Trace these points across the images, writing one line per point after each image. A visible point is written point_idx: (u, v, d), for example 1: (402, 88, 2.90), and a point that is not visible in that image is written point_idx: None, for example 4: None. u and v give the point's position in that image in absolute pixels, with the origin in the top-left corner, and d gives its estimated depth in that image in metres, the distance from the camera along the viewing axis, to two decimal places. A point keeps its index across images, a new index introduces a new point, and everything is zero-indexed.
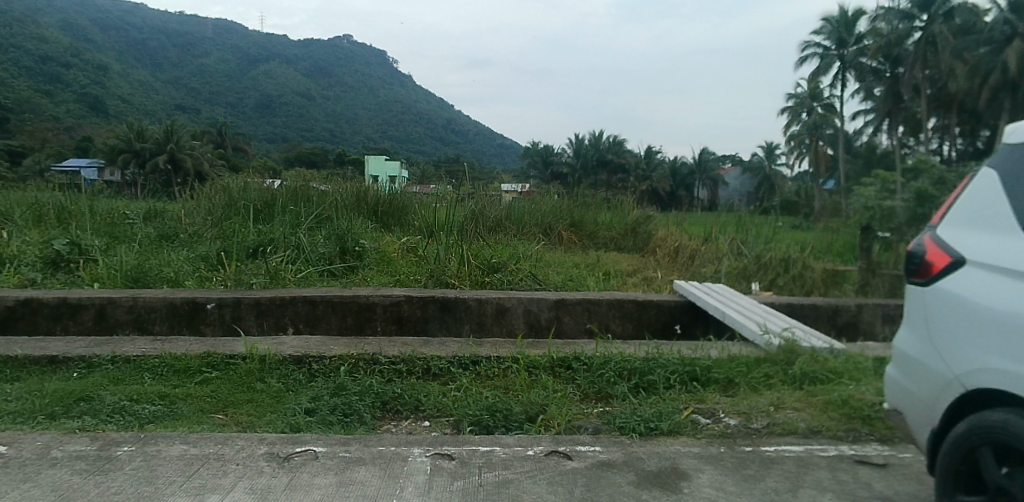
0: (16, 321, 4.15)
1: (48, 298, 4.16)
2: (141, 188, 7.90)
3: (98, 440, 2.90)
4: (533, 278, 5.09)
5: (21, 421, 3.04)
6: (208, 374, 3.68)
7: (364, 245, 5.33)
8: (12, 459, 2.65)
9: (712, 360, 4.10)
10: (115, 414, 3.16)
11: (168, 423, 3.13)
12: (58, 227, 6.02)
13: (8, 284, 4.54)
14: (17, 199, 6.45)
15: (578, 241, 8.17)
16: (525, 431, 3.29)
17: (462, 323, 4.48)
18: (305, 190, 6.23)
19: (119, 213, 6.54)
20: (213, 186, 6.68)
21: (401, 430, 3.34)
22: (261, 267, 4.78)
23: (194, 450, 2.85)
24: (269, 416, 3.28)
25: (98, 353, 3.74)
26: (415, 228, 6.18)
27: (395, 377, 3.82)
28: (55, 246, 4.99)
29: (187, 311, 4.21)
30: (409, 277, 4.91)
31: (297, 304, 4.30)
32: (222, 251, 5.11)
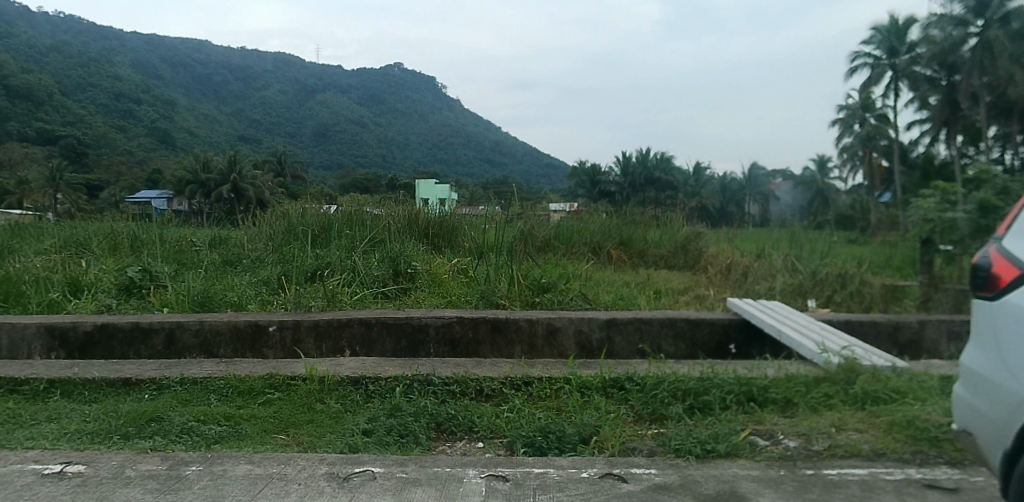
0: (94, 346, 4.30)
1: (121, 322, 4.31)
2: (212, 210, 8.28)
3: (169, 460, 3.02)
4: (583, 298, 5.00)
5: (99, 441, 3.19)
6: (271, 394, 3.75)
7: (416, 266, 5.37)
8: (90, 478, 2.78)
9: (769, 380, 4.01)
10: (183, 434, 3.28)
11: (234, 444, 3.24)
12: (130, 255, 6.32)
13: (87, 309, 4.77)
14: (95, 230, 6.83)
15: (628, 258, 8.11)
16: (579, 452, 3.27)
17: (516, 345, 4.44)
18: (360, 215, 6.37)
19: (187, 240, 6.82)
20: (272, 213, 6.89)
21: (456, 451, 3.39)
22: (319, 290, 4.89)
23: (258, 469, 2.95)
24: (328, 436, 3.36)
25: (168, 374, 3.85)
26: (465, 249, 6.21)
27: (449, 398, 3.81)
28: (129, 273, 5.22)
29: (250, 334, 4.30)
30: (460, 299, 4.94)
31: (354, 326, 4.33)
32: (282, 275, 5.25)
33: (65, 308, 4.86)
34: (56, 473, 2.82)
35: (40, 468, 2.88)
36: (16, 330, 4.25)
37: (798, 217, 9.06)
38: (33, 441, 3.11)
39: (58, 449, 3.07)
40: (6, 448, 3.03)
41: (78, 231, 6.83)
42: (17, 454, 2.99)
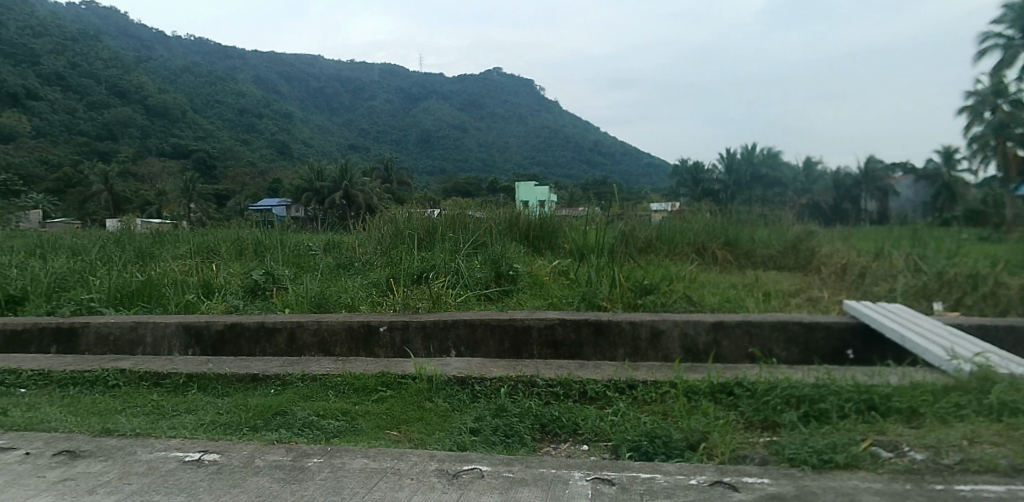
0: (225, 343, 4.42)
1: (248, 321, 4.41)
2: (327, 214, 8.69)
3: (293, 451, 3.21)
4: (687, 300, 4.69)
5: (232, 432, 3.40)
6: (383, 392, 3.85)
7: (518, 268, 5.36)
8: (223, 466, 2.99)
9: (892, 388, 3.74)
10: (305, 428, 3.45)
11: (350, 438, 3.38)
12: (254, 258, 6.73)
13: (218, 310, 5.00)
14: (223, 236, 7.40)
15: (733, 260, 7.84)
16: (687, 459, 3.17)
17: (622, 347, 4.24)
18: (463, 218, 6.48)
19: (305, 245, 7.16)
20: (380, 217, 7.03)
21: (561, 453, 3.38)
22: (425, 293, 4.95)
23: (373, 463, 3.08)
24: (438, 434, 3.44)
25: (291, 371, 4.00)
26: (565, 251, 6.37)
27: (553, 400, 3.80)
28: (254, 276, 5.55)
29: (364, 334, 4.33)
30: (561, 301, 4.67)
31: (459, 327, 4.29)
32: (390, 277, 5.35)
33: (199, 309, 5.11)
34: (195, 461, 3.05)
35: (181, 455, 3.12)
36: (159, 328, 4.43)
37: (918, 214, 7.81)
38: (176, 430, 3.36)
39: (196, 439, 3.29)
40: (155, 435, 3.29)
41: (210, 237, 7.47)
42: (162, 441, 3.25)
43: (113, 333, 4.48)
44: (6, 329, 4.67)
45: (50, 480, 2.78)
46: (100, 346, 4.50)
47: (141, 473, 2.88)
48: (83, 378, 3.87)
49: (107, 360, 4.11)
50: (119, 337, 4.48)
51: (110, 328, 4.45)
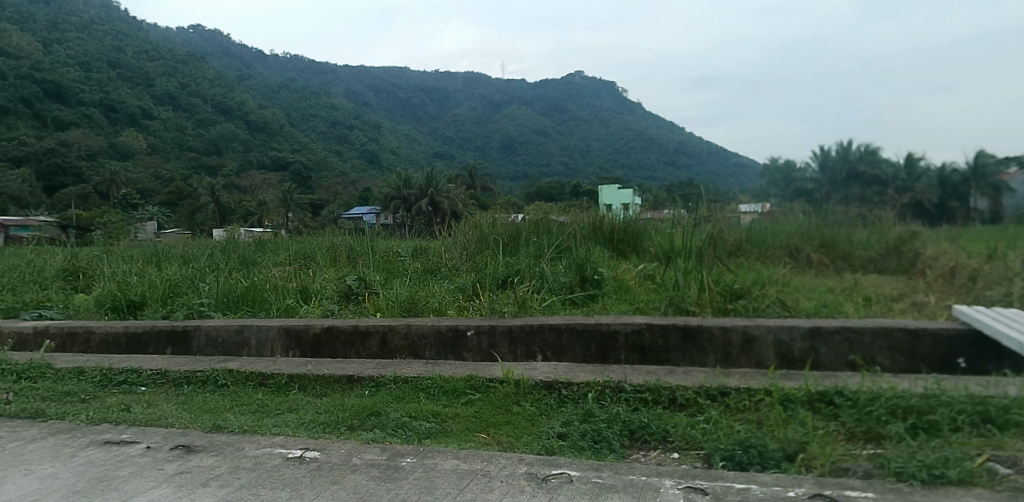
0: (322, 346, 4.46)
1: (343, 325, 4.42)
2: (414, 220, 8.49)
3: (387, 451, 3.28)
4: (781, 305, 4.30)
5: (329, 430, 3.50)
6: (473, 395, 3.75)
7: (603, 273, 5.02)
8: (323, 464, 3.11)
9: (1013, 400, 3.37)
10: (398, 428, 3.52)
11: (442, 439, 3.43)
12: (348, 265, 6.87)
13: (316, 314, 5.07)
14: (318, 243, 7.61)
15: (829, 264, 5.77)
16: (784, 470, 2.99)
17: (714, 353, 4.02)
18: (546, 222, 6.52)
19: (394, 250, 7.08)
20: (464, 223, 7.03)
21: (650, 460, 3.28)
22: (510, 297, 4.53)
23: (464, 465, 3.13)
24: (526, 438, 3.44)
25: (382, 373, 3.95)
26: (651, 255, 6.22)
27: (642, 406, 3.69)
28: (347, 282, 5.65)
29: (452, 338, 4.16)
30: (648, 305, 4.50)
31: (545, 331, 4.01)
32: (476, 281, 5.23)
33: (298, 313, 5.22)
34: (297, 458, 3.17)
35: (283, 451, 3.25)
36: (262, 332, 4.57)
37: None
38: (278, 428, 3.47)
39: (297, 436, 3.41)
40: (260, 432, 3.42)
41: (305, 245, 7.67)
42: (266, 438, 3.37)
43: (222, 336, 4.64)
44: (126, 332, 4.87)
45: (168, 472, 2.95)
46: (209, 348, 4.67)
47: (248, 467, 3.03)
48: (196, 377, 4.08)
49: (217, 361, 4.30)
50: (227, 339, 4.63)
51: (219, 331, 4.62)
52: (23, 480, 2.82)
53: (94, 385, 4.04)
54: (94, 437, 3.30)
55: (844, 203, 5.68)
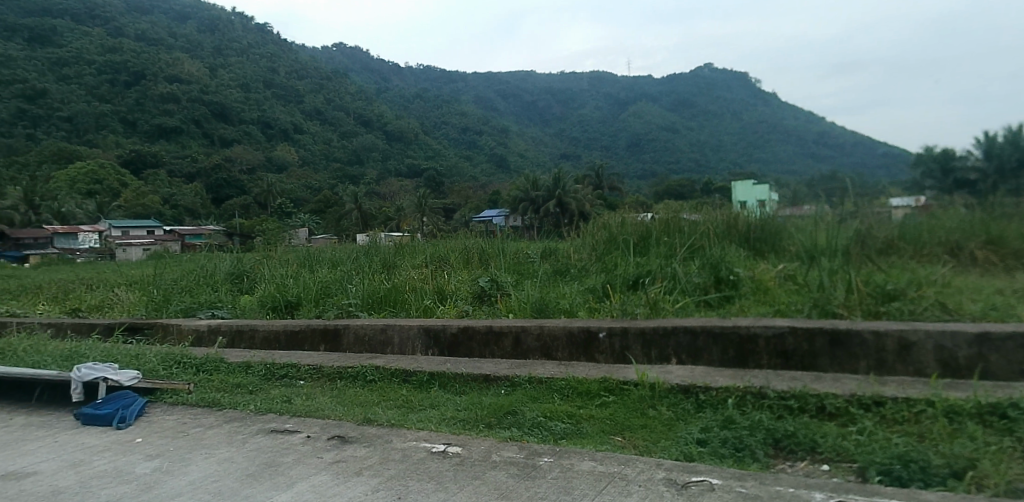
0: (458, 346, 4.57)
1: (478, 325, 4.50)
2: (543, 222, 8.68)
3: (525, 450, 3.24)
4: (940, 308, 3.99)
5: (469, 426, 3.48)
6: (606, 397, 3.64)
7: (740, 273, 4.73)
8: (466, 459, 3.15)
9: None
10: (535, 427, 3.45)
11: (576, 440, 3.34)
12: (479, 268, 6.90)
13: (451, 314, 5.19)
14: (451, 245, 7.69)
15: (997, 262, 4.97)
16: (951, 488, 2.57)
17: (866, 359, 3.76)
18: (676, 221, 6.27)
19: (524, 253, 7.20)
20: (593, 224, 7.09)
21: (798, 472, 2.97)
22: (642, 299, 4.47)
23: (600, 466, 3.03)
24: (664, 443, 3.28)
25: (519, 373, 3.95)
26: (791, 254, 5.57)
27: (787, 414, 3.46)
28: (480, 284, 5.65)
29: (584, 339, 4.18)
30: (789, 307, 4.30)
31: (679, 334, 4.00)
32: (606, 283, 5.10)
33: (435, 314, 5.35)
34: (441, 452, 3.21)
35: (428, 445, 3.29)
36: (404, 331, 4.76)
37: None
38: (422, 423, 3.51)
39: (439, 431, 3.44)
40: (405, 426, 3.48)
41: (440, 247, 7.84)
42: (411, 431, 3.43)
43: (367, 335, 4.91)
44: (284, 330, 5.29)
45: (327, 460, 3.12)
46: (357, 345, 4.96)
47: (396, 459, 3.13)
48: (346, 373, 4.34)
49: (365, 359, 4.54)
50: (373, 338, 4.89)
51: (365, 330, 4.89)
52: (204, 463, 3.10)
53: (260, 378, 4.43)
54: (262, 426, 3.57)
55: (1016, 194, 4.51)
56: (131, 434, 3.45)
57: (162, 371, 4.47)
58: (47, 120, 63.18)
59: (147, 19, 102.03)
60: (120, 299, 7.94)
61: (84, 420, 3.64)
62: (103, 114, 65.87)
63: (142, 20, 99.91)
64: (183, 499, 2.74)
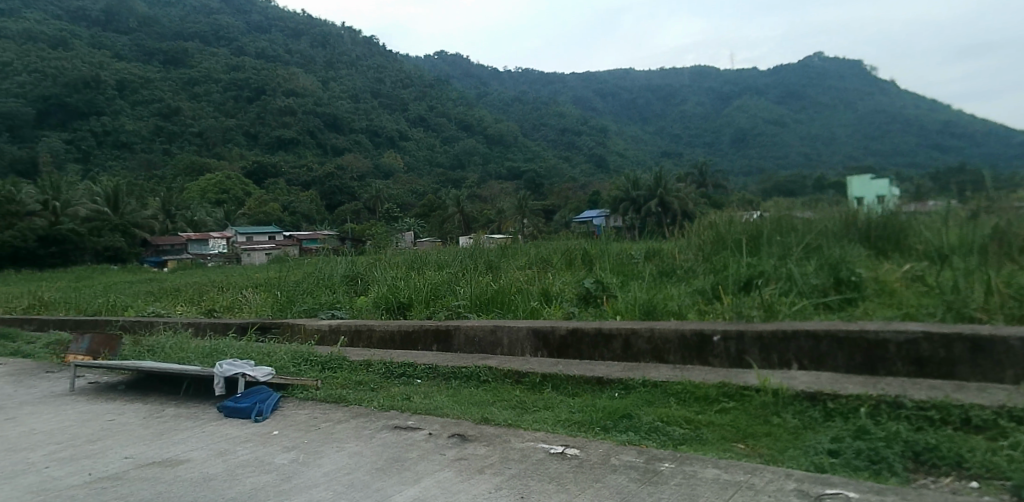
0: (568, 348, 4.55)
1: (587, 327, 4.48)
2: (645, 223, 8.67)
3: (644, 454, 3.11)
4: None
5: (584, 429, 3.41)
6: (726, 404, 3.52)
7: (862, 274, 4.47)
8: (585, 461, 3.06)
9: None
10: (652, 431, 3.30)
11: (697, 446, 3.15)
12: (584, 268, 6.93)
13: (557, 316, 5.15)
14: (555, 248, 7.86)
15: None
16: None
17: (1016, 368, 3.20)
18: (789, 220, 6.02)
19: (626, 253, 7.19)
20: (698, 224, 7.10)
21: (943, 488, 2.55)
22: (755, 301, 4.27)
23: (726, 475, 2.81)
24: (792, 452, 2.99)
25: (632, 376, 3.89)
26: (918, 254, 5.31)
27: (927, 426, 3.03)
28: (586, 285, 5.48)
29: (696, 342, 4.01)
30: (920, 311, 3.96)
31: (800, 338, 3.74)
32: (716, 284, 4.93)
33: (542, 315, 5.33)
34: (560, 453, 3.17)
35: (546, 446, 3.26)
36: (514, 331, 4.82)
37: None
38: (538, 424, 3.49)
39: (556, 432, 3.38)
40: (522, 428, 3.47)
41: (543, 250, 8.05)
42: (528, 433, 3.41)
43: (478, 335, 5.00)
44: (398, 331, 5.49)
45: (450, 457, 3.18)
46: (468, 346, 5.07)
47: (517, 459, 3.12)
48: (460, 373, 4.44)
49: (478, 359, 4.62)
50: (483, 338, 4.98)
51: (476, 330, 4.99)
52: (338, 455, 3.25)
53: (380, 376, 4.61)
54: (386, 422, 3.70)
55: None
56: (268, 425, 3.70)
57: (291, 368, 4.76)
58: (182, 134, 72.83)
59: (266, 40, 111.88)
60: (248, 300, 8.50)
61: (227, 412, 3.93)
62: (231, 129, 77.09)
63: (261, 41, 110.02)
64: (319, 490, 2.89)
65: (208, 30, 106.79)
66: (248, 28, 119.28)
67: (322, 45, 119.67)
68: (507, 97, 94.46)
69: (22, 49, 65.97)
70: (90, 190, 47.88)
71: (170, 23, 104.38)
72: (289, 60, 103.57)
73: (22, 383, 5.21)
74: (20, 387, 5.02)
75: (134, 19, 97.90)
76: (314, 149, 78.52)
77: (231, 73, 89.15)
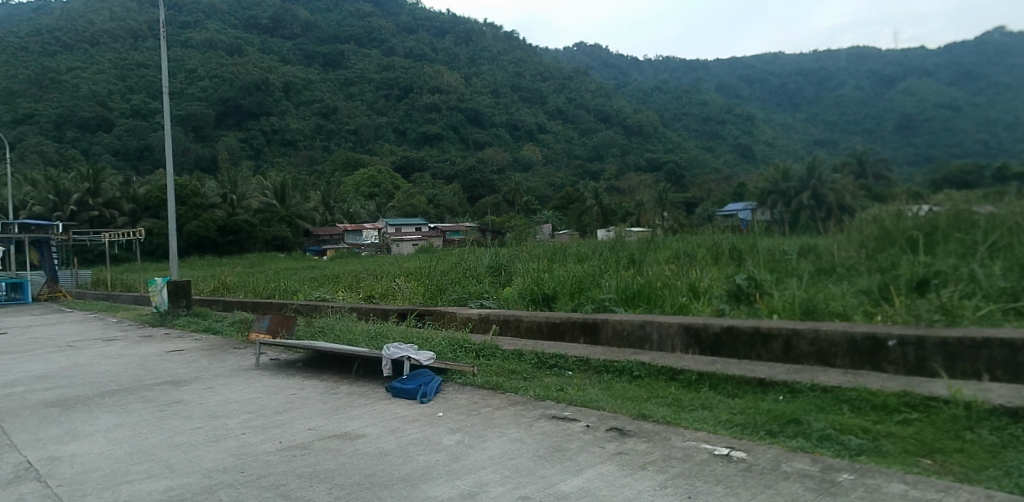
0: (722, 346, 4.46)
1: (743, 326, 4.36)
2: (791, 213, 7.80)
3: (819, 463, 2.81)
4: None
5: (749, 432, 3.24)
6: (909, 414, 3.13)
7: None
8: (755, 466, 2.84)
9: None
10: (825, 440, 3.02)
11: (877, 458, 2.79)
12: (735, 263, 6.87)
13: (707, 312, 5.05)
14: (698, 242, 7.86)
15: None
16: None
17: None
18: (968, 215, 5.74)
19: (779, 249, 7.00)
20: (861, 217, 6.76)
21: None
22: (934, 304, 3.91)
23: (916, 491, 2.38)
24: (992, 471, 2.48)
25: (799, 379, 3.69)
26: None
27: None
28: (737, 281, 5.35)
29: (868, 346, 3.73)
30: None
31: (994, 348, 3.26)
32: (884, 286, 4.63)
33: (692, 311, 5.26)
34: (725, 456, 2.99)
35: (710, 448, 3.10)
36: (664, 327, 4.82)
37: None
38: (699, 424, 3.40)
39: (718, 433, 3.26)
40: (683, 426, 3.40)
41: (684, 243, 8.02)
42: (689, 431, 3.33)
43: (627, 330, 5.08)
44: (547, 322, 5.77)
45: (610, 451, 3.15)
46: (617, 339, 5.17)
47: (680, 458, 2.99)
48: (614, 367, 4.52)
49: (630, 354, 4.68)
50: (633, 333, 5.05)
51: (625, 324, 5.09)
52: (501, 440, 3.37)
53: (533, 366, 4.87)
54: (543, 411, 3.81)
55: None
56: (434, 408, 3.92)
57: (449, 353, 5.12)
58: (339, 132, 77.42)
59: (415, 39, 116.70)
60: (399, 288, 9.09)
61: (395, 393, 4.25)
62: (382, 125, 81.44)
63: (409, 40, 114.90)
64: (488, 471, 2.97)
65: (363, 33, 113.29)
66: (399, 27, 125.06)
67: (466, 42, 123.29)
68: (648, 86, 90.43)
69: (204, 56, 75.49)
70: (263, 184, 52.76)
71: (330, 25, 112.53)
72: (435, 58, 108.33)
73: (216, 357, 6.20)
74: (214, 360, 6.03)
75: (299, 25, 106.96)
76: (457, 143, 80.44)
77: (382, 72, 94.91)
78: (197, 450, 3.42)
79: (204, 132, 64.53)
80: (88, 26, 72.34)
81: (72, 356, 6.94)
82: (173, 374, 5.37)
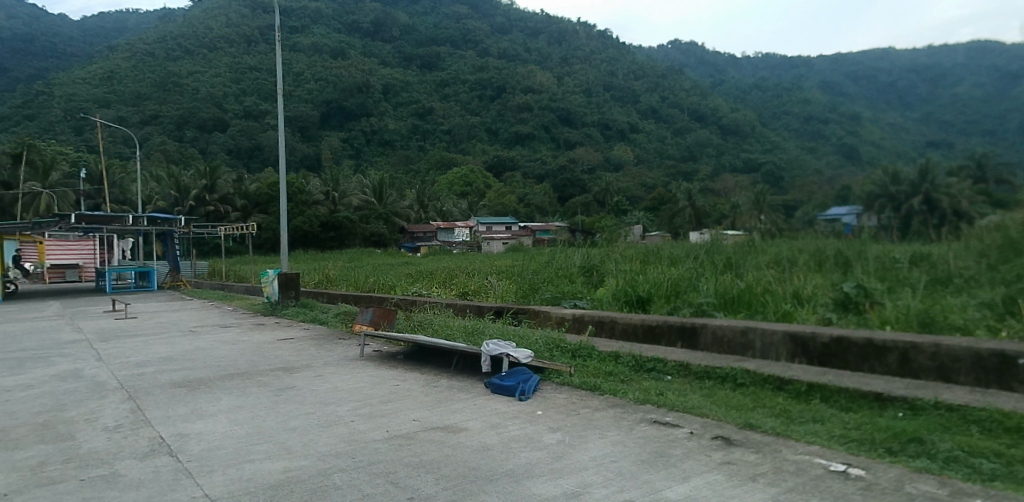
0: (832, 357, 4.36)
1: (855, 337, 4.23)
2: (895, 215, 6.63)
3: (948, 486, 2.62)
4: None
5: (866, 449, 3.14)
6: None
7: None
8: (875, 484, 2.71)
9: None
10: (952, 462, 2.86)
11: (1013, 485, 2.58)
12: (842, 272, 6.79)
13: (812, 321, 4.98)
14: (796, 246, 7.70)
15: None
16: None
17: None
18: None
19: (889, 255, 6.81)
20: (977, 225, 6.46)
21: None
22: None
23: None
24: None
25: (920, 396, 3.53)
26: None
27: None
28: (845, 289, 5.22)
29: (996, 364, 3.52)
30: None
31: None
32: (1010, 300, 4.46)
33: (797, 319, 5.16)
34: (841, 472, 2.88)
35: (825, 463, 3.01)
36: (768, 335, 4.76)
37: None
38: (811, 437, 3.32)
39: (833, 448, 3.17)
40: (793, 439, 3.32)
41: (782, 248, 7.87)
42: (800, 445, 3.25)
43: (729, 336, 5.03)
44: (643, 325, 5.82)
45: (717, 459, 3.12)
46: (717, 346, 5.14)
47: (791, 471, 2.91)
48: (715, 374, 4.51)
49: (733, 362, 4.65)
50: (734, 340, 5.01)
51: (725, 330, 5.05)
52: (603, 442, 3.40)
53: (630, 368, 4.94)
54: (644, 415, 3.84)
55: None
56: (532, 406, 4.04)
57: (546, 353, 5.27)
58: (434, 132, 80.39)
59: (508, 39, 117.05)
60: (491, 286, 9.31)
61: (494, 389, 4.42)
62: (476, 125, 83.10)
63: (501, 40, 115.31)
64: (589, 473, 3.00)
65: (459, 34, 114.97)
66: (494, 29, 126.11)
67: (559, 42, 121.69)
68: None
69: (309, 61, 80.56)
70: (363, 183, 55.72)
71: (428, 28, 115.75)
72: (529, 58, 106.36)
73: (324, 347, 6.57)
74: (323, 349, 6.41)
75: (398, 28, 110.38)
76: (549, 142, 78.14)
77: (476, 71, 95.61)
78: (311, 433, 3.65)
79: (309, 133, 68.52)
80: (207, 32, 78.00)
81: (194, 340, 7.56)
82: (284, 362, 5.77)
